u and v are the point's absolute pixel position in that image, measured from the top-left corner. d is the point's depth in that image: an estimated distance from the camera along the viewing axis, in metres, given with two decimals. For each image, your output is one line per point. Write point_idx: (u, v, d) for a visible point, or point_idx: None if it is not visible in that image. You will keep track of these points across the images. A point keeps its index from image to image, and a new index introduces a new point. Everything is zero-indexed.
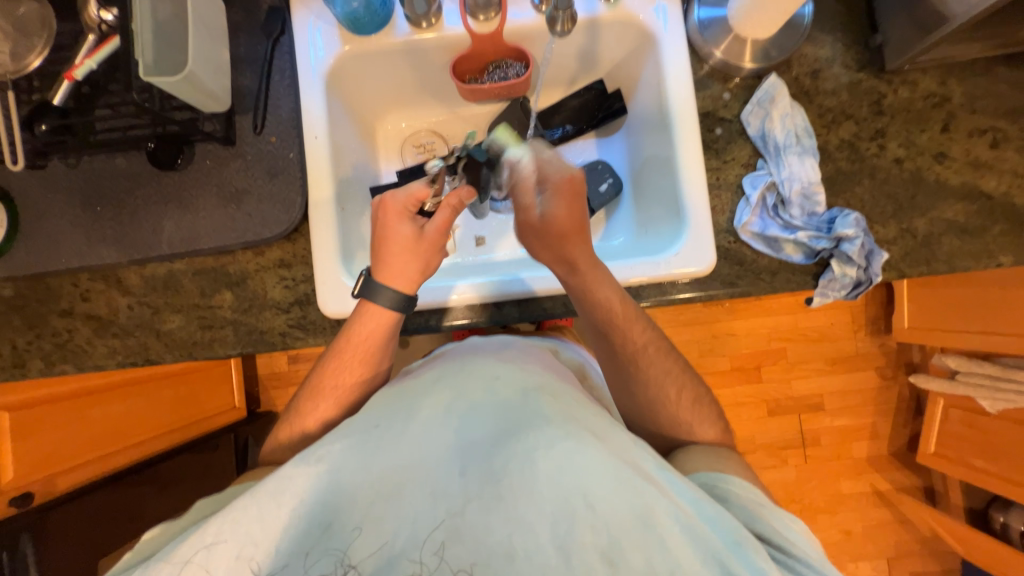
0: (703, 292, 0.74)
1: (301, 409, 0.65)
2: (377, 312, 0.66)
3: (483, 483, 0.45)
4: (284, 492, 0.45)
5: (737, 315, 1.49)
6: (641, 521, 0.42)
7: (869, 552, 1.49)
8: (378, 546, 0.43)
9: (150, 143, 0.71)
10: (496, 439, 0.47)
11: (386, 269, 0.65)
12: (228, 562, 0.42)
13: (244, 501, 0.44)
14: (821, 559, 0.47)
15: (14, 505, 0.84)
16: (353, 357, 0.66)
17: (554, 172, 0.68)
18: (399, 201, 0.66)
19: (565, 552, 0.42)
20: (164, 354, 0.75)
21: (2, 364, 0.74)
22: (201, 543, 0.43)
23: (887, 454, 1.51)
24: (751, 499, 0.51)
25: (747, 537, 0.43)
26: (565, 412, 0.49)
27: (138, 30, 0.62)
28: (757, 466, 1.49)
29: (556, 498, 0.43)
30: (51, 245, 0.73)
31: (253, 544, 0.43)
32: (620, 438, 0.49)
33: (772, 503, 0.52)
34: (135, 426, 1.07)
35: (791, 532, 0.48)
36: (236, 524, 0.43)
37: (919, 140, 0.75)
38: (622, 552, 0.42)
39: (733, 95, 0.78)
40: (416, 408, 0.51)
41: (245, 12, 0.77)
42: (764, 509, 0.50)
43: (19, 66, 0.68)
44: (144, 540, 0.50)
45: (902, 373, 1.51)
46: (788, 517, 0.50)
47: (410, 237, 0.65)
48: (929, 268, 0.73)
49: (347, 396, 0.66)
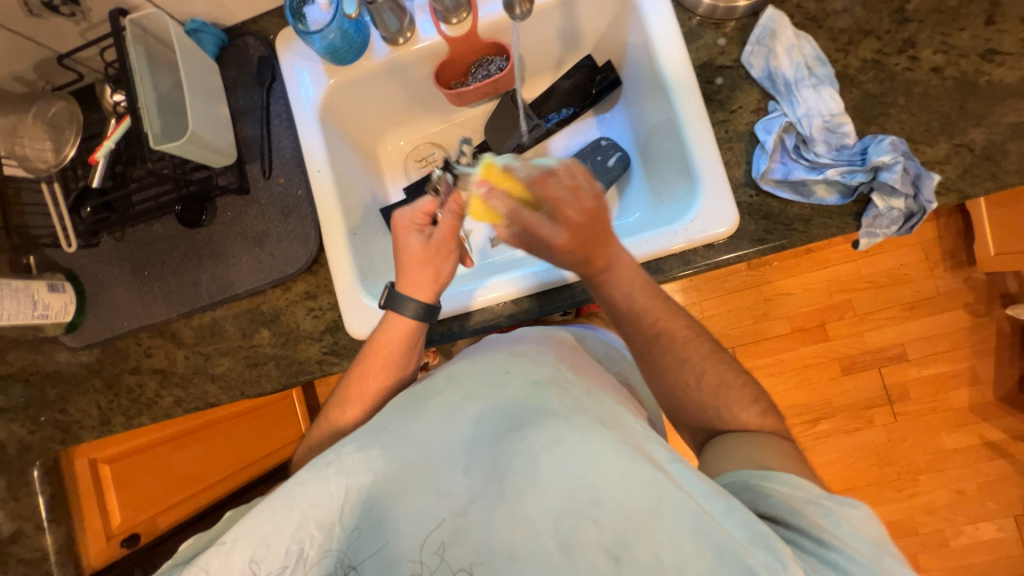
0: (732, 253, 0.69)
1: (331, 416, 0.67)
2: (398, 320, 0.67)
3: (485, 480, 0.44)
4: (297, 496, 0.46)
5: (788, 272, 1.38)
6: (649, 512, 0.40)
7: (992, 512, 1.31)
8: (380, 547, 0.44)
9: (177, 206, 0.78)
10: (503, 433, 0.47)
11: (405, 281, 0.67)
12: (240, 565, 0.44)
13: (262, 505, 0.46)
14: (873, 554, 0.42)
15: (124, 546, 0.96)
16: (378, 363, 0.66)
17: (574, 212, 0.57)
18: (406, 216, 0.66)
19: (567, 549, 0.40)
20: (222, 396, 0.81)
21: (92, 422, 0.83)
22: (220, 547, 0.45)
23: (993, 398, 1.33)
24: (796, 497, 0.46)
25: (768, 531, 0.40)
26: (573, 403, 0.48)
27: (143, 106, 0.67)
28: (837, 430, 1.37)
29: (558, 493, 0.42)
30: (113, 311, 0.81)
31: (262, 548, 0.45)
32: (631, 426, 0.48)
33: (823, 491, 0.47)
34: (213, 464, 1.13)
35: (844, 530, 0.44)
36: (253, 529, 0.45)
37: (959, 41, 0.66)
38: (626, 548, 0.40)
39: (730, 39, 0.72)
40: (424, 407, 0.51)
41: (239, 68, 0.82)
42: (811, 507, 0.45)
43: (61, 159, 0.78)
44: (182, 548, 0.52)
45: (997, 306, 1.33)
46: (844, 507, 0.45)
47: (420, 250, 0.66)
48: (998, 183, 0.63)
49: (373, 401, 0.66)
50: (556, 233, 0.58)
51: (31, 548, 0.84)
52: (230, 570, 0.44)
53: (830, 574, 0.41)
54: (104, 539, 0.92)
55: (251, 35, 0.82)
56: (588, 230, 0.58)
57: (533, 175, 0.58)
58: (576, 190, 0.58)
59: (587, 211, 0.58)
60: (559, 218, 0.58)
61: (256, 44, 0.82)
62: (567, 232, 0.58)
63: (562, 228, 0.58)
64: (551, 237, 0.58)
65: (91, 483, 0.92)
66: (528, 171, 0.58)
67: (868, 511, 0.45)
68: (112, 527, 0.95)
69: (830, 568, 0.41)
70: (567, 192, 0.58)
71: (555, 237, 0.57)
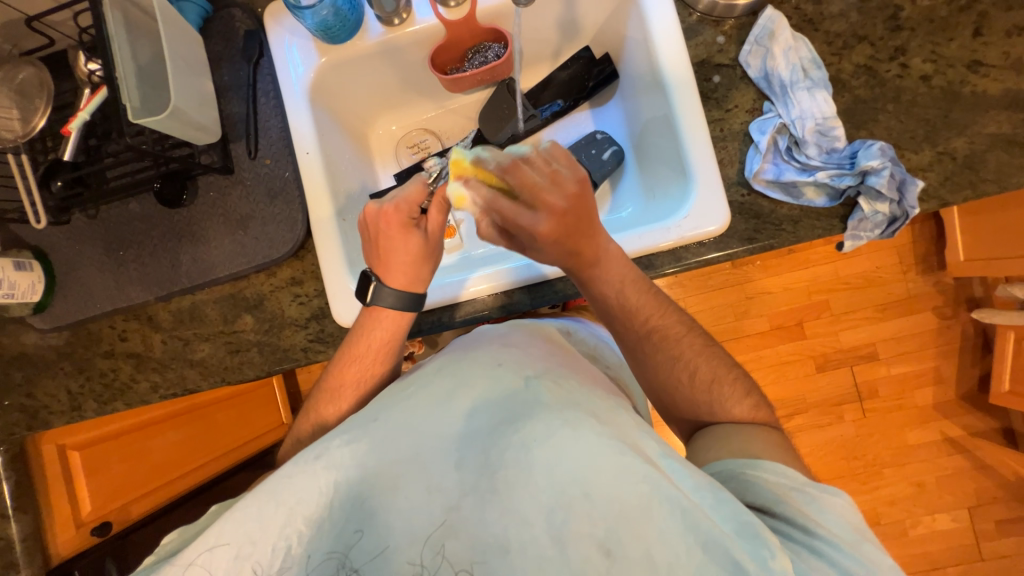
0: (722, 251, 0.70)
1: (321, 410, 0.65)
2: (391, 317, 0.66)
3: (478, 475, 0.44)
4: (283, 492, 0.45)
5: (770, 271, 1.41)
6: (640, 508, 0.41)
7: (948, 504, 1.39)
8: (378, 551, 0.43)
9: (156, 182, 0.74)
10: (494, 428, 0.46)
11: (403, 277, 0.65)
12: (228, 562, 0.43)
13: (246, 501, 0.46)
14: (852, 539, 0.44)
15: (95, 534, 0.92)
16: (371, 357, 0.65)
17: (553, 197, 0.55)
18: (400, 211, 0.62)
19: (560, 543, 0.41)
20: (201, 382, 0.79)
21: (62, 408, 0.80)
22: (203, 545, 0.44)
23: (955, 397, 1.40)
24: (778, 484, 0.48)
25: (756, 523, 0.42)
26: (565, 397, 0.48)
27: (121, 76, 0.64)
28: (810, 425, 1.42)
29: (552, 488, 0.42)
30: (85, 292, 0.77)
31: (250, 545, 0.44)
32: (623, 421, 0.48)
33: (805, 480, 0.49)
34: (191, 452, 1.10)
35: (824, 515, 0.46)
36: (237, 526, 0.44)
37: (947, 50, 0.67)
38: (620, 543, 0.40)
39: (728, 37, 0.73)
40: (415, 400, 0.50)
41: (224, 41, 0.78)
42: (793, 494, 0.47)
43: (28, 129, 0.73)
44: (165, 543, 0.51)
45: (964, 310, 1.39)
46: (824, 494, 0.47)
47: (419, 247, 0.64)
48: (976, 191, 0.66)
49: (363, 391, 0.65)
50: (538, 221, 0.54)
51: None
52: (218, 568, 0.43)
53: (815, 562, 0.42)
54: (72, 527, 0.89)
55: (238, 7, 0.78)
56: (571, 218, 0.55)
57: (504, 163, 0.55)
58: (554, 176, 0.56)
59: (566, 197, 0.55)
60: (539, 205, 0.55)
61: (243, 16, 0.78)
62: (550, 219, 0.54)
63: (544, 215, 0.55)
64: (532, 226, 0.55)
65: (60, 471, 0.88)
66: (500, 160, 0.55)
67: (847, 500, 0.48)
68: (82, 515, 0.91)
69: (815, 555, 0.43)
70: (545, 179, 0.56)
71: (536, 224, 0.54)
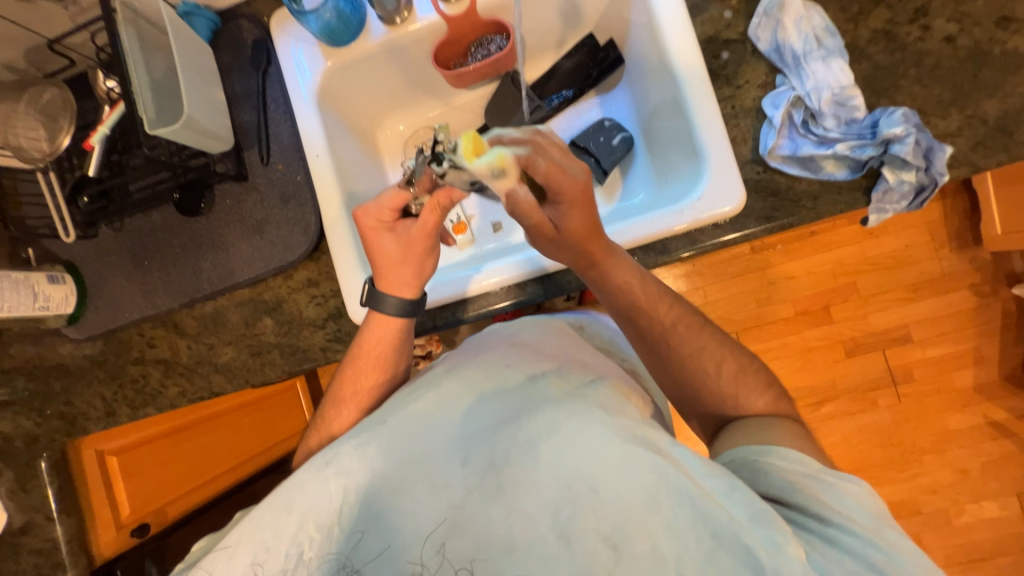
0: (738, 232, 0.67)
1: (326, 418, 0.65)
2: (384, 320, 0.66)
3: (484, 474, 0.44)
4: (296, 498, 0.46)
5: (792, 255, 1.37)
6: (647, 499, 0.40)
7: (995, 491, 1.32)
8: (381, 548, 0.43)
9: (174, 194, 0.76)
10: (499, 425, 0.47)
11: (386, 280, 0.65)
12: (245, 568, 0.44)
13: (260, 508, 0.46)
14: (874, 527, 0.42)
15: (136, 535, 0.95)
16: (369, 363, 0.66)
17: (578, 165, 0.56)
18: (372, 214, 0.63)
19: (566, 541, 0.40)
20: (226, 385, 0.81)
21: (98, 414, 0.83)
22: (222, 549, 0.45)
23: (998, 378, 1.33)
24: (794, 471, 0.47)
25: (769, 511, 0.40)
26: (571, 392, 0.48)
27: (136, 89, 0.66)
28: (841, 413, 1.37)
29: (557, 484, 0.42)
30: (114, 302, 0.80)
31: (264, 549, 0.45)
32: (632, 413, 0.47)
33: (822, 465, 0.47)
34: (222, 455, 1.13)
35: (843, 502, 0.44)
36: (251, 534, 0.45)
37: (972, 9, 0.64)
38: (626, 538, 0.40)
39: (736, 11, 0.70)
40: (420, 398, 0.51)
41: (233, 52, 0.80)
42: (810, 481, 0.46)
43: (55, 147, 0.77)
44: (192, 552, 0.51)
45: (1003, 286, 1.32)
46: (841, 480, 0.46)
47: (397, 249, 0.63)
48: (1011, 156, 0.62)
49: (369, 401, 0.65)
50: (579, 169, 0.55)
51: (42, 538, 0.83)
52: (234, 572, 0.44)
53: (831, 553, 0.41)
54: (115, 529, 0.92)
55: (245, 17, 0.80)
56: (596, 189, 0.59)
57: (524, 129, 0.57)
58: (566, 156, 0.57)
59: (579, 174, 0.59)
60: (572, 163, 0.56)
61: (250, 26, 0.80)
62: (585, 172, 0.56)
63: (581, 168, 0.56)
64: (575, 179, 0.55)
65: (98, 474, 0.91)
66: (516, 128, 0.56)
67: (867, 486, 0.46)
68: (122, 517, 0.94)
69: (832, 546, 0.42)
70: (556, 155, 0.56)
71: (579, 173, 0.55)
